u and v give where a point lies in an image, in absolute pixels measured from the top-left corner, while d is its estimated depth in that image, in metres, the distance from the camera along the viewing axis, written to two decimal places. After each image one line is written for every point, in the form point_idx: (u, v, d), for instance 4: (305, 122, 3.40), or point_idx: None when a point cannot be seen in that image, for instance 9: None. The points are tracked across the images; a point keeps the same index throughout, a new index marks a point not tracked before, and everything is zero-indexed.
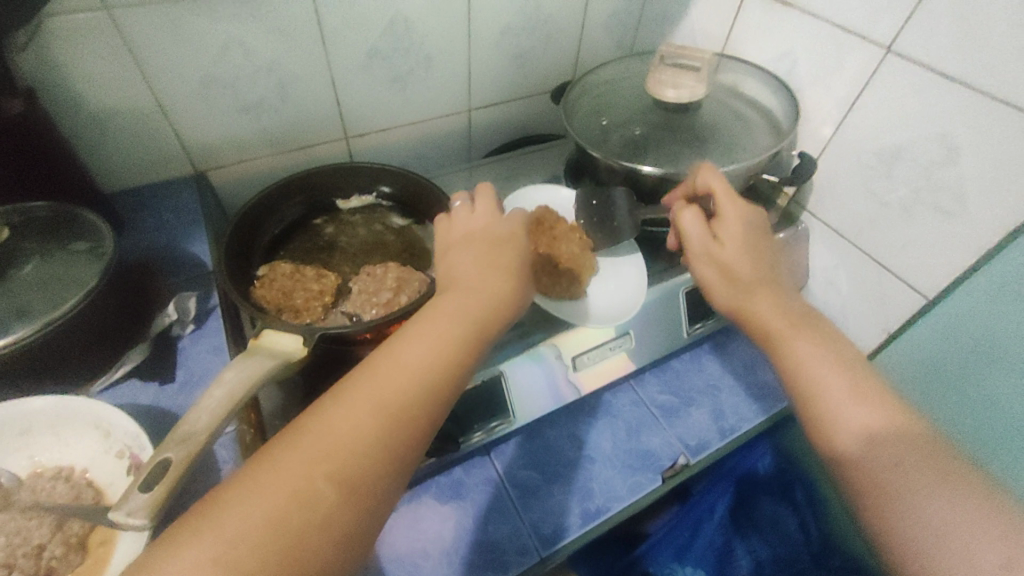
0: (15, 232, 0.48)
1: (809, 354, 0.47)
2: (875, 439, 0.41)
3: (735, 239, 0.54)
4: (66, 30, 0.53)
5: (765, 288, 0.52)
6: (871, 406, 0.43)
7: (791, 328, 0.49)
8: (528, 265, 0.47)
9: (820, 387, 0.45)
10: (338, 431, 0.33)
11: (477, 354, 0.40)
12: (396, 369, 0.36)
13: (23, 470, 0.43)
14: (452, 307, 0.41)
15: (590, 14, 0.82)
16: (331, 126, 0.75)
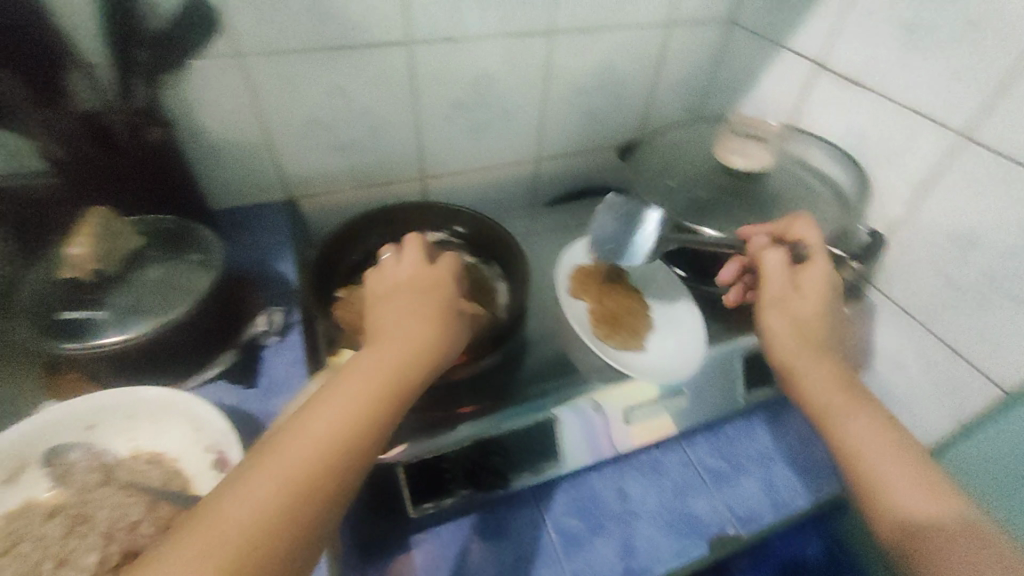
0: (146, 237, 0.56)
1: (863, 432, 0.50)
2: (931, 522, 0.44)
3: (813, 293, 0.57)
4: (206, 72, 0.61)
5: (819, 355, 0.54)
6: (926, 490, 0.46)
7: (846, 404, 0.52)
8: (453, 318, 0.48)
9: (875, 467, 0.48)
10: (282, 456, 0.35)
11: (391, 416, 0.40)
12: (339, 395, 0.39)
13: (124, 452, 0.48)
14: (364, 367, 0.41)
15: (659, 80, 0.87)
16: (411, 166, 0.82)
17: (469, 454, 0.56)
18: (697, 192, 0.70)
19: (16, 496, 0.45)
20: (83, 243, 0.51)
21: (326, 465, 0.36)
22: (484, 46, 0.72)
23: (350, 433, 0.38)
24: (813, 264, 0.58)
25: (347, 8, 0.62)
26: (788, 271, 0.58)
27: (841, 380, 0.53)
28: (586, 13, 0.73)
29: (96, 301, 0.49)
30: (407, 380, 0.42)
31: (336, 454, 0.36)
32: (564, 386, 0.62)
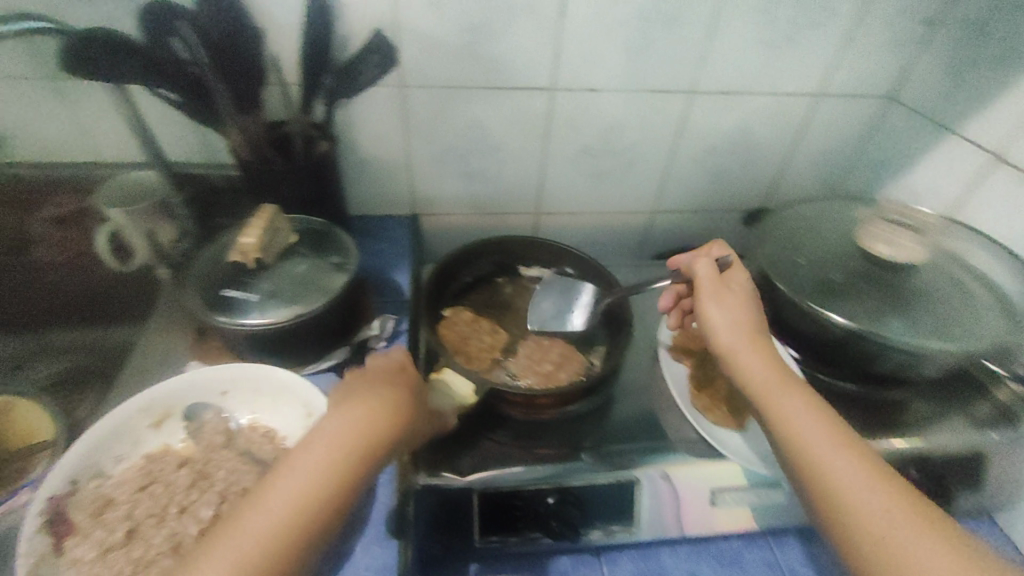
0: (299, 235, 0.62)
1: (801, 415, 0.44)
2: (885, 514, 0.38)
3: (738, 292, 0.54)
4: (371, 98, 0.69)
5: (756, 342, 0.50)
6: (872, 475, 0.40)
7: (779, 386, 0.46)
8: (417, 389, 0.46)
9: (823, 452, 0.42)
10: (261, 508, 0.36)
11: (352, 494, 0.39)
12: (315, 448, 0.39)
13: (245, 421, 0.54)
14: (328, 437, 0.40)
15: (798, 151, 0.83)
16: (530, 201, 0.85)
17: (546, 500, 0.56)
18: (831, 275, 0.64)
19: (157, 439, 0.51)
20: (256, 233, 0.57)
21: (305, 517, 0.36)
22: (622, 98, 0.73)
23: (324, 488, 0.37)
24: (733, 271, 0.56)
25: (501, 53, 0.67)
26: (718, 276, 0.55)
27: (773, 363, 0.48)
28: (731, 76, 0.72)
29: (250, 284, 0.56)
30: (371, 448, 0.40)
31: (313, 508, 0.37)
32: (653, 449, 0.60)
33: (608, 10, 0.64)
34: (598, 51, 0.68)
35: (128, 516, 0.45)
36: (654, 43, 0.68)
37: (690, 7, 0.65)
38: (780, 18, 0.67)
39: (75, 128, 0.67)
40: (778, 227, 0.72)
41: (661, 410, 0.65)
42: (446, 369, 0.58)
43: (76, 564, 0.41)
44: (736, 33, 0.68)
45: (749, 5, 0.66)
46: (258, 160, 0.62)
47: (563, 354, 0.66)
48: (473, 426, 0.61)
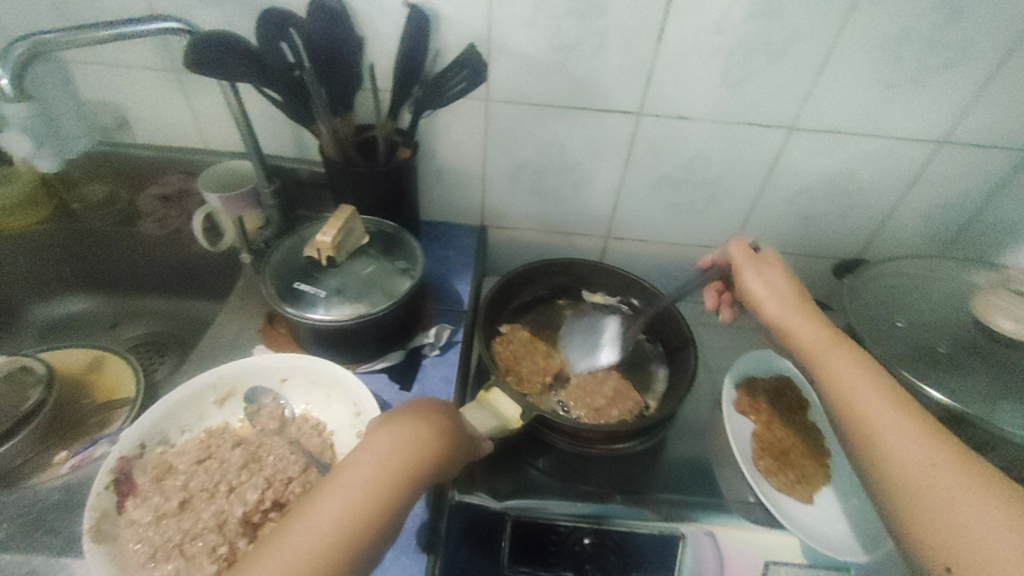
0: (369, 236, 0.63)
1: (848, 367, 0.46)
2: (928, 460, 0.40)
3: (774, 268, 0.56)
4: (456, 109, 0.70)
5: (803, 310, 0.52)
6: (916, 424, 0.42)
7: (829, 345, 0.48)
8: (460, 414, 0.46)
9: (869, 402, 0.44)
10: (312, 519, 0.36)
11: (396, 515, 0.38)
12: (365, 464, 0.39)
13: (298, 410, 0.56)
14: (377, 450, 0.40)
15: (906, 201, 0.75)
16: (600, 225, 0.83)
17: (582, 541, 0.51)
18: (933, 342, 0.57)
19: (218, 416, 0.54)
20: (333, 233, 0.58)
21: (355, 531, 0.36)
22: (711, 130, 0.70)
23: (375, 503, 0.37)
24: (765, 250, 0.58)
25: (590, 74, 0.66)
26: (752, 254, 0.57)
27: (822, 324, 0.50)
28: (837, 115, 0.67)
29: (319, 279, 0.58)
30: (418, 465, 0.40)
31: (363, 522, 0.37)
32: (704, 505, 0.55)
33: (709, 38, 0.61)
34: (692, 79, 0.65)
35: (183, 486, 0.47)
36: (755, 75, 0.64)
37: (800, 40, 0.61)
38: (903, 57, 0.61)
39: (188, 118, 0.74)
40: (874, 283, 0.65)
41: (717, 464, 0.61)
42: (495, 389, 0.55)
43: (132, 525, 0.43)
44: (849, 69, 0.63)
45: (869, 41, 0.60)
46: (342, 162, 0.65)
47: (620, 387, 0.62)
48: (516, 453, 0.60)
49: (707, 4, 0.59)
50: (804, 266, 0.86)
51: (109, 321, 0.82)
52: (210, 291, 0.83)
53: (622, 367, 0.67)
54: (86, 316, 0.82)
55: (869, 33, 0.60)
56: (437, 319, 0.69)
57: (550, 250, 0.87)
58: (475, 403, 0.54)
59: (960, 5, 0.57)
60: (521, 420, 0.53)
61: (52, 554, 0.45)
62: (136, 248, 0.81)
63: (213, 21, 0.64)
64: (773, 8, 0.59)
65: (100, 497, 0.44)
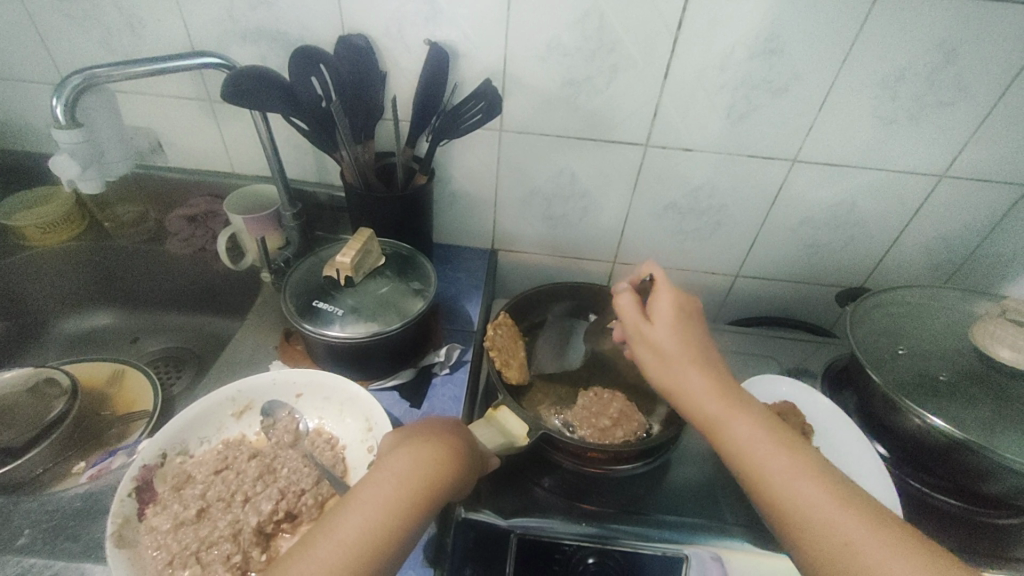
0: (386, 258, 0.66)
1: (753, 437, 0.43)
2: (853, 536, 0.38)
3: (666, 320, 0.48)
4: (471, 139, 0.74)
5: (700, 371, 0.46)
6: (829, 491, 0.40)
7: (731, 414, 0.44)
8: (472, 439, 0.48)
9: (783, 475, 0.41)
10: (338, 533, 0.37)
11: (417, 518, 0.40)
12: (384, 484, 0.40)
13: (312, 424, 0.57)
14: (397, 469, 0.41)
15: (908, 232, 0.77)
16: (608, 249, 0.85)
17: (585, 560, 0.52)
18: (933, 370, 0.59)
19: (235, 428, 0.56)
20: (352, 254, 0.61)
21: (375, 544, 0.38)
22: (716, 161, 0.72)
23: (396, 520, 0.39)
24: (658, 291, 0.50)
25: (600, 107, 0.69)
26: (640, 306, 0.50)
27: (717, 385, 0.46)
28: (839, 148, 0.69)
29: (336, 297, 0.60)
30: (440, 481, 0.42)
31: (384, 537, 0.38)
32: (704, 527, 0.56)
33: (713, 75, 0.65)
34: (697, 112, 0.68)
35: (201, 496, 0.49)
36: (759, 110, 0.67)
37: (800, 78, 0.64)
38: (901, 95, 0.64)
39: (218, 144, 0.78)
40: (879, 309, 0.66)
41: (722, 486, 0.61)
42: (502, 407, 0.56)
43: (151, 532, 0.45)
44: (848, 107, 0.65)
45: (867, 80, 0.63)
46: (361, 186, 0.68)
47: (624, 409, 0.63)
48: (521, 472, 0.60)
49: (710, 45, 0.62)
50: (808, 294, 0.87)
51: (129, 336, 0.85)
52: (229, 308, 0.86)
53: (626, 391, 0.67)
54: (107, 331, 0.85)
55: (868, 71, 0.62)
56: (447, 339, 0.71)
57: (558, 273, 0.90)
58: (483, 420, 0.56)
59: (956, 48, 0.60)
60: (527, 437, 0.54)
61: (73, 559, 0.46)
62: (161, 265, 0.84)
63: (248, 55, 0.69)
64: (774, 49, 0.62)
65: (123, 503, 0.45)
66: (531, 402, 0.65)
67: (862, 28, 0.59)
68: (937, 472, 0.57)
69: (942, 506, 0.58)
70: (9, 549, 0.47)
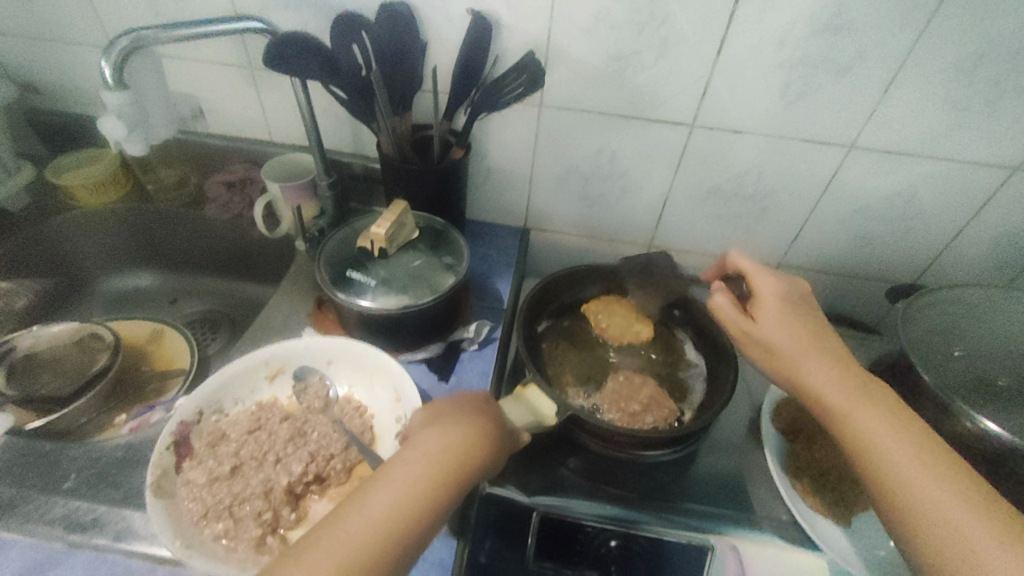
0: (420, 231, 0.66)
1: (886, 431, 0.42)
2: (971, 531, 0.37)
3: (776, 315, 0.50)
4: (510, 113, 0.72)
5: (824, 360, 0.47)
6: (951, 486, 0.39)
7: (849, 403, 0.44)
8: (504, 423, 0.47)
9: (909, 469, 0.40)
10: (365, 510, 0.37)
11: (445, 499, 0.40)
12: (413, 463, 0.40)
13: (342, 391, 0.58)
14: (426, 450, 0.41)
15: (971, 226, 0.72)
16: (644, 232, 0.83)
17: (608, 543, 0.52)
18: (988, 385, 0.59)
19: (268, 391, 0.57)
20: (387, 225, 0.60)
21: (403, 522, 0.38)
22: (767, 145, 0.69)
23: (424, 500, 0.39)
24: (761, 288, 0.52)
25: (645, 84, 0.66)
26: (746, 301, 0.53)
27: (841, 376, 0.46)
28: (901, 135, 0.65)
29: (370, 268, 0.60)
30: (468, 463, 0.41)
31: (412, 515, 0.38)
32: (733, 519, 0.55)
33: (770, 53, 0.61)
34: (749, 90, 0.65)
35: (235, 453, 0.50)
36: (818, 91, 0.63)
37: (864, 57, 0.60)
38: (978, 79, 0.59)
39: (257, 111, 0.78)
40: (940, 305, 0.61)
41: (752, 480, 0.59)
42: (531, 386, 0.55)
43: (188, 485, 0.46)
44: (915, 90, 0.61)
45: (943, 61, 0.59)
46: (398, 158, 0.68)
47: (655, 394, 0.61)
48: (546, 451, 0.59)
49: (770, 19, 0.59)
50: (854, 288, 0.83)
51: (169, 297, 0.88)
52: (263, 275, 0.87)
53: (657, 375, 0.65)
54: (148, 290, 0.88)
55: (940, 52, 0.58)
56: (477, 314, 0.70)
57: (591, 255, 0.88)
58: (511, 398, 0.55)
59: None
60: (556, 418, 0.54)
61: (114, 505, 0.48)
62: (201, 230, 0.86)
63: (289, 21, 0.68)
64: (839, 27, 0.58)
65: (162, 456, 0.47)
66: (560, 382, 0.64)
67: (940, 3, 0.55)
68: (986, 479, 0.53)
69: None
70: (57, 491, 0.49)
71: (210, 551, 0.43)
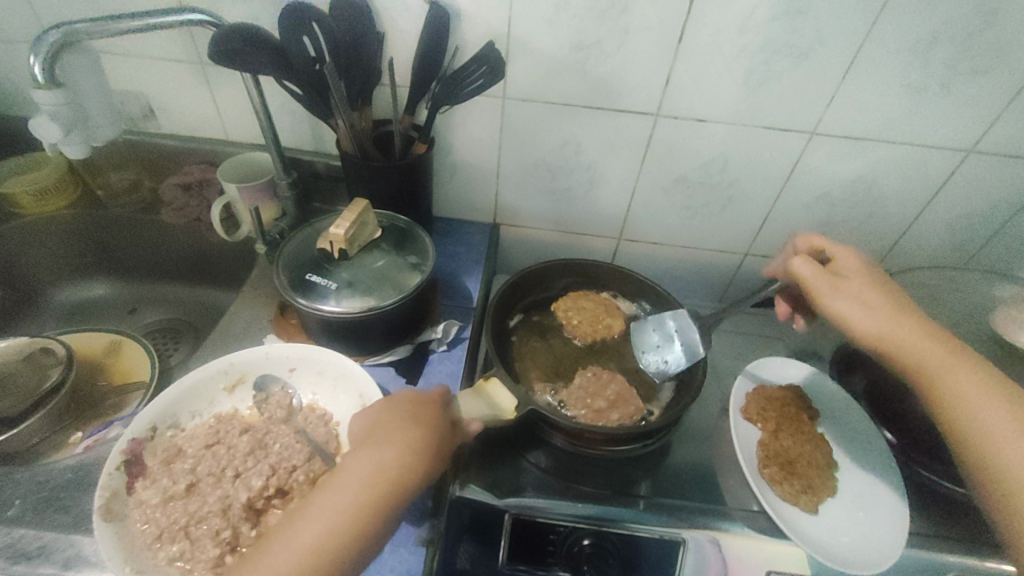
0: (383, 230, 0.64)
1: (974, 385, 0.46)
2: None
3: (861, 280, 0.53)
4: (472, 106, 0.70)
5: (917, 325, 0.49)
6: None
7: (945, 367, 0.47)
8: (449, 428, 0.46)
9: (1004, 436, 0.44)
10: (294, 542, 0.37)
11: (381, 521, 0.39)
12: (345, 489, 0.40)
13: (305, 400, 0.56)
14: (359, 473, 0.41)
15: (927, 211, 0.74)
16: (614, 225, 0.82)
17: (581, 542, 0.51)
18: None
19: (227, 402, 0.55)
20: (347, 225, 0.58)
21: (337, 548, 0.38)
22: (731, 134, 0.69)
23: (356, 526, 0.39)
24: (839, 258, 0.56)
25: (609, 74, 0.65)
26: (829, 270, 0.54)
27: (937, 342, 0.48)
28: (862, 120, 0.65)
29: (330, 271, 0.58)
30: (406, 482, 0.41)
31: (344, 543, 0.38)
32: (704, 510, 0.55)
33: (731, 40, 0.61)
34: (713, 78, 0.64)
35: (191, 470, 0.48)
36: (779, 78, 0.63)
37: (825, 42, 0.59)
38: (933, 63, 0.60)
39: (210, 110, 0.75)
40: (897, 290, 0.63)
41: (723, 471, 0.60)
42: (493, 379, 0.54)
43: (140, 506, 0.44)
44: (874, 75, 0.61)
45: (899, 45, 0.59)
46: (358, 156, 0.65)
47: (622, 391, 0.61)
48: (516, 450, 0.59)
49: (731, 5, 0.58)
50: None
51: (126, 307, 0.84)
52: (225, 280, 0.84)
53: (626, 369, 0.65)
54: (103, 301, 0.84)
55: (898, 36, 0.58)
56: (446, 314, 0.69)
57: (561, 249, 0.87)
58: (471, 392, 0.53)
59: (995, 9, 0.55)
60: (515, 412, 0.52)
61: (63, 531, 0.46)
62: (157, 235, 0.83)
63: (238, 14, 0.65)
64: (800, 12, 0.58)
65: (111, 477, 0.45)
66: (529, 378, 0.63)
67: None
68: (943, 459, 0.56)
69: (943, 493, 0.56)
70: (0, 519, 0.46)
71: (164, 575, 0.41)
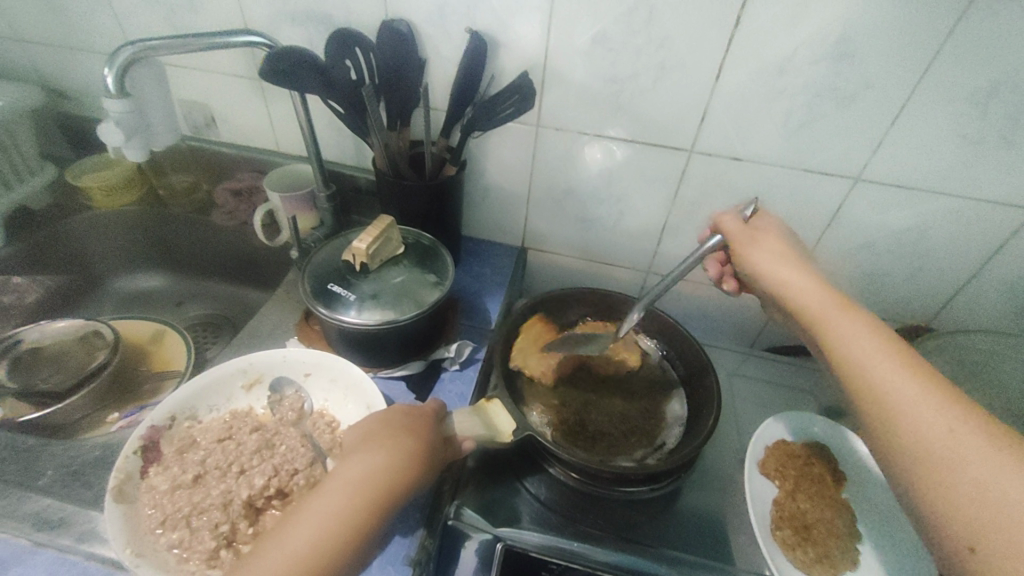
0: (407, 246, 0.66)
1: (858, 336, 0.42)
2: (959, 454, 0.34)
3: (770, 244, 0.53)
4: (506, 133, 0.72)
5: (811, 277, 0.49)
6: (943, 416, 0.36)
7: (839, 314, 0.45)
8: (438, 440, 0.48)
9: (892, 388, 0.39)
10: (286, 545, 0.39)
11: (370, 528, 0.41)
12: (336, 495, 0.41)
13: (317, 404, 0.58)
14: (349, 479, 0.42)
15: (983, 273, 0.68)
16: (641, 258, 0.81)
17: None
18: None
19: (245, 400, 0.58)
20: (369, 241, 0.60)
21: (324, 554, 0.39)
22: (768, 174, 0.67)
23: (345, 530, 0.40)
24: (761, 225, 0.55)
25: (642, 107, 0.65)
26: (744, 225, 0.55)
27: (833, 292, 0.47)
28: (912, 168, 0.62)
29: (351, 282, 0.60)
30: (394, 489, 0.43)
31: (334, 546, 0.39)
32: (709, 565, 0.52)
33: (771, 78, 0.59)
34: (751, 118, 0.62)
35: (201, 462, 0.50)
36: (818, 120, 0.61)
37: (872, 86, 0.57)
38: (994, 113, 0.56)
39: (264, 122, 0.80)
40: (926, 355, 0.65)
41: (733, 525, 0.57)
42: (494, 400, 0.55)
43: (150, 491, 0.47)
44: (925, 123, 0.58)
45: (953, 93, 0.56)
46: (392, 174, 0.68)
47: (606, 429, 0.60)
48: (514, 481, 0.58)
49: (771, 46, 0.57)
50: None
51: (175, 298, 0.90)
52: (264, 281, 0.89)
53: (633, 408, 0.63)
54: (156, 291, 0.91)
55: (952, 84, 0.55)
56: (462, 334, 0.70)
57: (587, 278, 0.87)
58: (470, 409, 0.54)
59: None
60: (511, 436, 0.53)
61: (83, 505, 0.49)
62: (208, 235, 0.89)
63: (294, 37, 0.70)
64: (845, 53, 0.56)
65: (127, 460, 0.48)
66: (530, 400, 0.63)
67: (953, 31, 0.52)
68: None
69: None
70: (33, 487, 0.50)
71: (161, 561, 0.43)
